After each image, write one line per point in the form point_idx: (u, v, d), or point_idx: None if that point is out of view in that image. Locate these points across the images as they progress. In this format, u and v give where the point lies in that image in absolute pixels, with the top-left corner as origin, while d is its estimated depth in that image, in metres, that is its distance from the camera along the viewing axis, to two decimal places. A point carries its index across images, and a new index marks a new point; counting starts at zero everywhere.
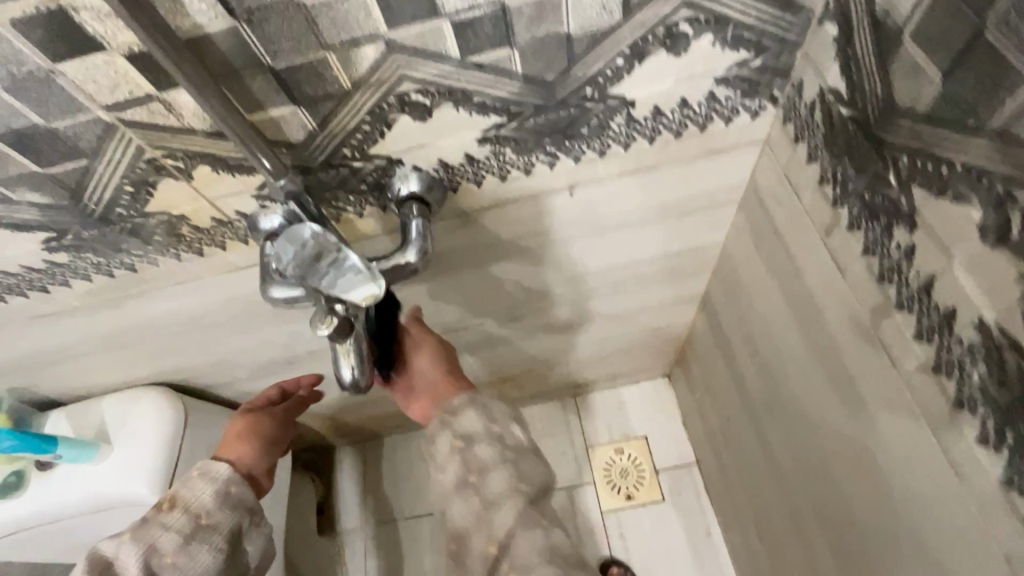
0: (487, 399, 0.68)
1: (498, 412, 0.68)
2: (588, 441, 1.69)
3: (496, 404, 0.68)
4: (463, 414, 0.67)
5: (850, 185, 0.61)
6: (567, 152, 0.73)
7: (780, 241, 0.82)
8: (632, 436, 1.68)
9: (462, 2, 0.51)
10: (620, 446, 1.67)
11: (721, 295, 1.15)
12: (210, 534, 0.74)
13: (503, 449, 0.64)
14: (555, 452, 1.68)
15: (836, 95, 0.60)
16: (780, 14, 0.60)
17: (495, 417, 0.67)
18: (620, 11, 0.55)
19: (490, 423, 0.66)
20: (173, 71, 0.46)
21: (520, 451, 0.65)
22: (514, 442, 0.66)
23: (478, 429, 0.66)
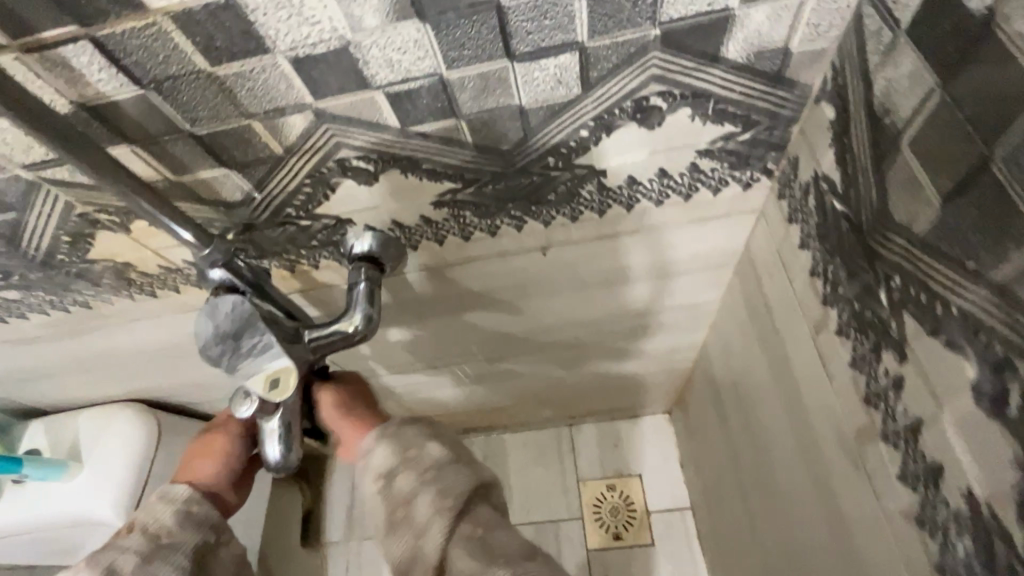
0: (397, 428, 0.56)
1: (410, 435, 0.56)
2: (579, 473, 1.47)
3: (406, 427, 0.56)
4: (377, 451, 0.55)
5: (841, 288, 0.53)
6: (534, 217, 0.67)
7: (773, 320, 0.73)
8: (626, 474, 1.45)
9: (394, 75, 0.46)
10: (612, 484, 1.44)
11: (715, 354, 1.06)
12: (173, 556, 0.52)
13: (420, 470, 0.52)
14: (537, 486, 1.47)
15: (829, 186, 0.52)
16: (770, 90, 0.52)
17: (406, 442, 0.55)
18: (579, 85, 0.49)
19: (403, 450, 0.54)
20: (69, 147, 0.42)
21: (440, 466, 0.53)
22: (432, 457, 0.53)
23: (394, 463, 0.54)
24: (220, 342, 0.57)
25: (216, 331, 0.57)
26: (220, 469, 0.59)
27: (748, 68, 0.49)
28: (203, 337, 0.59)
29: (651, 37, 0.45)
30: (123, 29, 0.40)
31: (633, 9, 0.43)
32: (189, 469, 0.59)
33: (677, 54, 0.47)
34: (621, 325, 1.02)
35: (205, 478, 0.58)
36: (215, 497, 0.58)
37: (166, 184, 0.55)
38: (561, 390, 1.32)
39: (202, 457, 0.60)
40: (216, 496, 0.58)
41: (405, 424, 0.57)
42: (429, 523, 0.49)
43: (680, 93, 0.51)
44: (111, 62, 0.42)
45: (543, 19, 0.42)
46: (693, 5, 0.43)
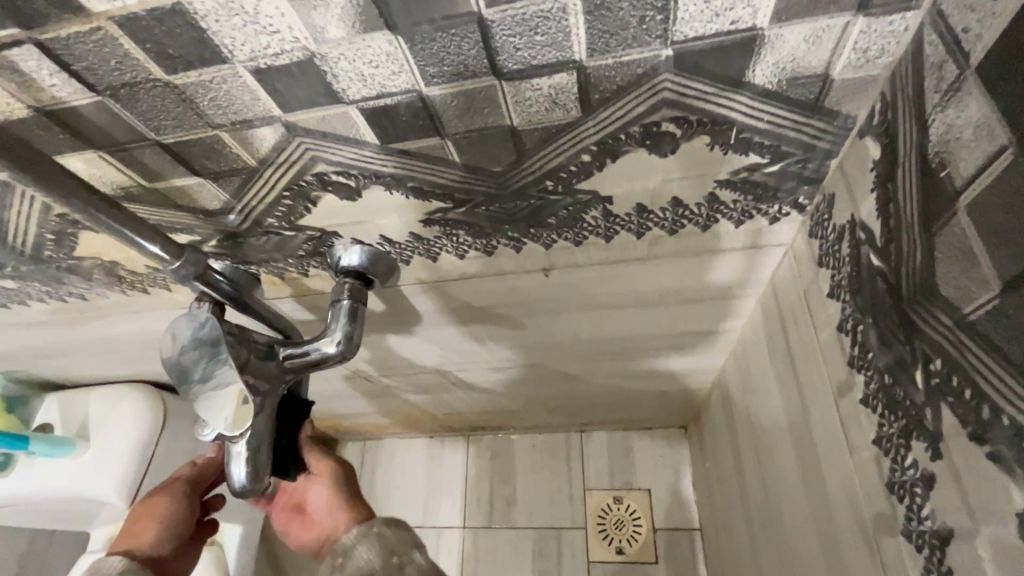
0: (379, 526, 0.55)
1: (392, 538, 0.54)
2: (586, 482, 1.35)
3: (390, 530, 0.55)
4: (359, 554, 0.53)
5: (871, 354, 0.46)
6: (534, 239, 0.62)
7: (794, 367, 0.66)
8: (635, 486, 1.33)
9: (368, 89, 0.41)
10: (620, 496, 1.32)
11: (734, 386, 0.96)
12: None
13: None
14: (540, 492, 1.36)
15: (867, 237, 0.45)
16: (805, 120, 0.44)
17: (390, 547, 0.53)
18: (579, 107, 0.43)
19: (385, 555, 0.53)
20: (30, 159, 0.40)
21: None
22: (418, 566, 0.52)
23: (374, 564, 0.52)
24: (195, 350, 0.54)
25: (194, 339, 0.54)
26: (161, 535, 0.63)
27: (779, 96, 0.42)
28: (178, 345, 0.55)
29: (662, 57, 0.38)
30: (68, 34, 0.36)
31: (640, 26, 0.36)
32: (127, 540, 0.61)
33: (692, 77, 0.40)
34: (633, 352, 0.94)
35: (144, 544, 0.61)
36: (154, 563, 0.61)
37: (141, 189, 0.53)
38: (568, 404, 1.22)
39: (142, 526, 0.63)
40: (156, 561, 0.61)
41: (387, 524, 0.56)
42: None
43: (697, 119, 0.44)
44: (62, 67, 0.39)
45: (533, 34, 0.36)
46: (713, 23, 0.36)
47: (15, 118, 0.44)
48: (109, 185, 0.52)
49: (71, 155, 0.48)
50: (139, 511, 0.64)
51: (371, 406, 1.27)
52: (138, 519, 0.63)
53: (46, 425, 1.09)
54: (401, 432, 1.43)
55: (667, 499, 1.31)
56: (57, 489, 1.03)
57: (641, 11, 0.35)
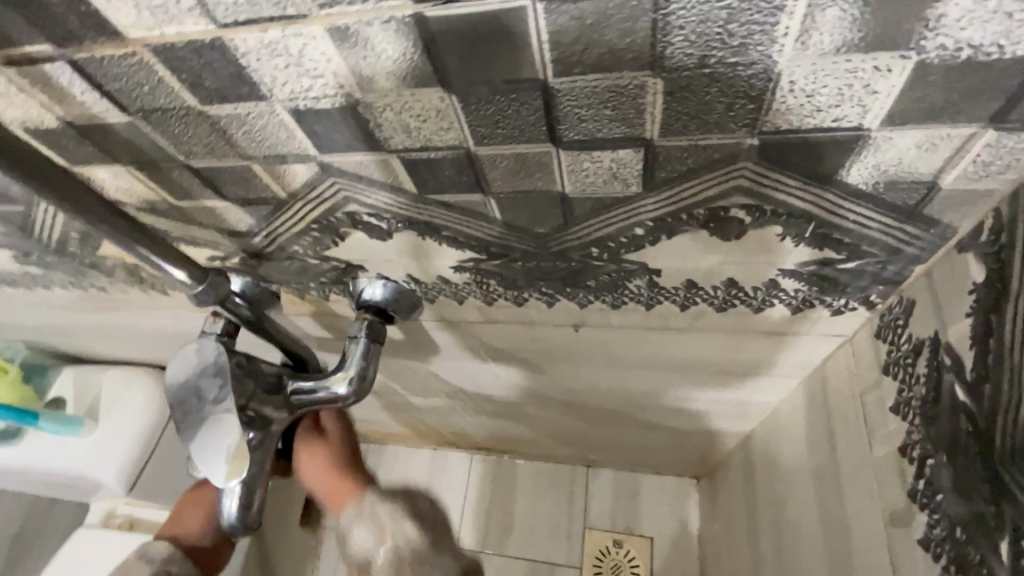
0: (371, 502, 0.48)
1: (384, 514, 0.47)
2: (586, 519, 1.23)
3: (383, 506, 0.47)
4: (353, 533, 0.47)
5: (941, 497, 0.42)
6: (568, 297, 0.57)
7: (837, 472, 0.59)
8: (636, 530, 1.21)
9: (412, 141, 0.37)
10: (620, 539, 1.21)
11: (759, 454, 0.85)
12: None
13: (398, 561, 0.45)
14: (539, 524, 1.25)
15: (953, 364, 0.40)
16: (897, 224, 0.39)
17: (381, 525, 0.46)
18: (640, 183, 0.38)
19: (379, 533, 0.46)
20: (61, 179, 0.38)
21: (422, 554, 0.45)
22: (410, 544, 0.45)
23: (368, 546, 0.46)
24: (215, 379, 0.51)
25: (213, 368, 0.51)
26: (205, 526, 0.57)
27: (873, 198, 0.37)
28: (194, 369, 0.52)
29: (746, 145, 0.34)
30: (102, 56, 0.34)
31: (726, 112, 0.31)
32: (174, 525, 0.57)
33: (776, 168, 0.35)
34: (653, 401, 0.85)
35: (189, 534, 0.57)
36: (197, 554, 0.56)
37: (167, 204, 0.51)
38: (577, 443, 1.15)
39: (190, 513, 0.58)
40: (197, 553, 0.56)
41: (381, 498, 0.48)
42: None
43: (771, 209, 0.39)
44: (93, 85, 0.36)
45: (602, 107, 0.32)
46: (811, 117, 0.31)
47: (46, 128, 0.42)
48: (133, 195, 0.50)
49: (100, 166, 0.46)
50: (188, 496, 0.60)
51: (371, 413, 1.22)
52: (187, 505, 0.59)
53: (58, 399, 1.07)
54: (402, 439, 1.34)
55: (672, 550, 1.19)
56: (61, 466, 1.03)
57: (730, 97, 0.30)
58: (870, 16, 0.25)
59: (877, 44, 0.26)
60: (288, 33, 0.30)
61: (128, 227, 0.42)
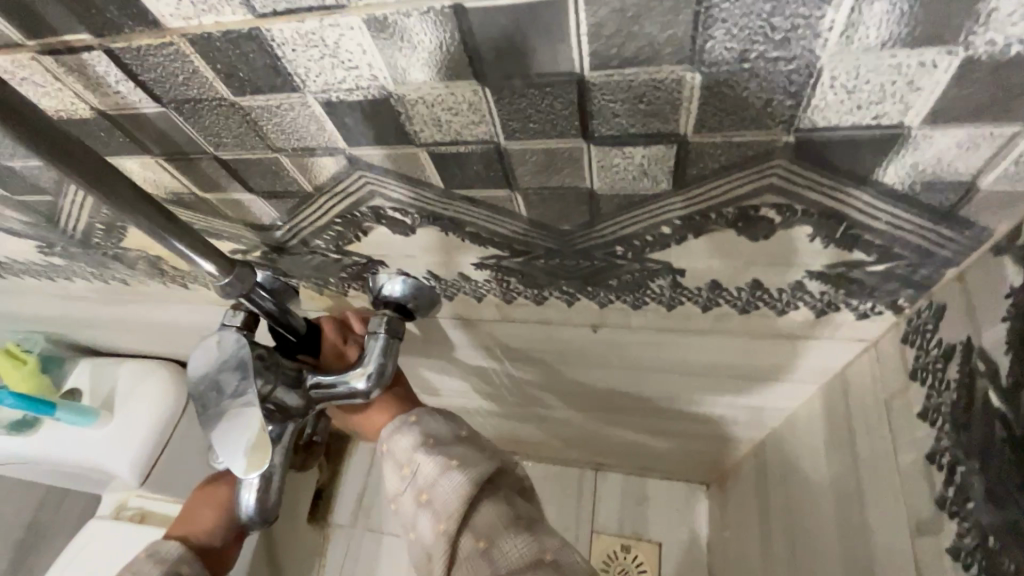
0: (388, 437, 0.52)
1: (400, 450, 0.51)
2: (594, 523, 1.22)
3: (398, 440, 0.51)
4: (385, 471, 0.52)
5: (973, 505, 0.41)
6: (589, 296, 0.57)
7: (858, 479, 0.58)
8: (645, 536, 1.20)
9: (442, 135, 0.37)
10: (628, 545, 1.19)
11: (774, 461, 0.84)
12: None
13: (416, 492, 0.48)
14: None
15: (988, 369, 0.40)
16: (932, 225, 0.38)
17: (400, 460, 0.51)
18: (670, 181, 0.38)
19: (399, 469, 0.50)
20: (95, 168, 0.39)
21: (434, 484, 0.47)
22: (424, 475, 0.48)
23: (395, 485, 0.50)
24: (236, 371, 0.51)
25: (233, 360, 0.51)
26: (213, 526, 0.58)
27: (908, 198, 0.36)
28: (216, 361, 0.52)
29: (781, 143, 0.33)
30: (140, 46, 0.34)
31: (763, 109, 0.31)
32: (184, 525, 0.58)
33: (811, 168, 0.35)
34: (667, 404, 0.84)
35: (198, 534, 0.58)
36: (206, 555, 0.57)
37: (193, 196, 0.51)
38: (588, 446, 1.14)
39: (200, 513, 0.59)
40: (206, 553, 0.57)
41: (395, 435, 0.52)
42: (435, 546, 0.45)
43: (803, 209, 0.39)
44: (129, 75, 0.37)
45: (638, 102, 0.32)
46: (850, 115, 0.31)
47: (80, 118, 0.42)
48: (160, 186, 0.50)
49: (130, 157, 0.46)
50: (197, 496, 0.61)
51: None
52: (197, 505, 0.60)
53: (74, 390, 1.07)
54: None
55: (681, 557, 1.17)
56: (76, 457, 1.04)
57: (769, 93, 0.30)
58: (919, 10, 0.25)
59: (924, 39, 0.26)
60: (326, 24, 0.30)
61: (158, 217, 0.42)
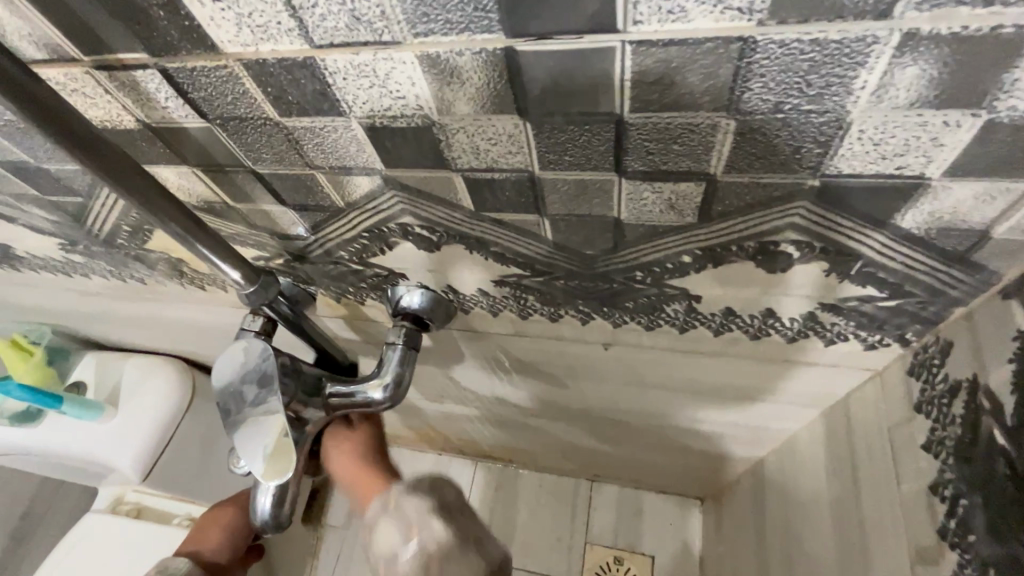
0: (399, 497, 0.46)
1: (411, 509, 0.45)
2: (588, 534, 1.23)
3: (410, 500, 0.46)
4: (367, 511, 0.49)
5: (974, 537, 0.43)
6: (604, 316, 0.58)
7: (858, 505, 0.59)
8: (639, 549, 1.20)
9: (478, 162, 0.39)
10: (621, 557, 1.20)
11: (772, 482, 0.85)
12: None
13: (423, 560, 0.42)
14: (540, 536, 1.24)
15: (993, 407, 0.41)
16: (944, 267, 0.40)
17: (408, 520, 0.45)
18: (695, 215, 0.39)
19: (405, 531, 0.44)
20: (143, 180, 0.40)
21: (449, 550, 0.43)
22: (440, 541, 0.43)
23: (393, 545, 0.44)
24: (259, 380, 0.52)
25: (257, 369, 0.52)
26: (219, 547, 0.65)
27: (923, 242, 0.38)
28: (237, 371, 0.53)
29: (806, 186, 0.35)
30: (194, 66, 0.35)
31: (792, 154, 0.33)
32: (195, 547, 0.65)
33: (832, 210, 0.37)
34: (668, 420, 0.85)
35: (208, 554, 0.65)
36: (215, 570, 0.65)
37: (224, 205, 0.52)
38: (586, 458, 1.15)
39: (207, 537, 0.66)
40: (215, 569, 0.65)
41: (407, 493, 0.47)
42: None
43: (821, 246, 0.40)
44: (179, 92, 0.38)
45: (672, 143, 0.33)
46: (874, 165, 0.32)
47: (123, 129, 0.44)
48: (193, 195, 0.51)
49: (168, 166, 0.47)
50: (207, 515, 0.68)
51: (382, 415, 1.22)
52: (205, 524, 0.67)
53: (79, 382, 1.06)
54: (409, 443, 1.34)
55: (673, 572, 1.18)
56: (78, 450, 1.03)
57: (799, 141, 0.32)
58: (946, 76, 0.26)
59: (950, 102, 0.28)
60: (379, 57, 0.32)
61: (196, 228, 0.44)
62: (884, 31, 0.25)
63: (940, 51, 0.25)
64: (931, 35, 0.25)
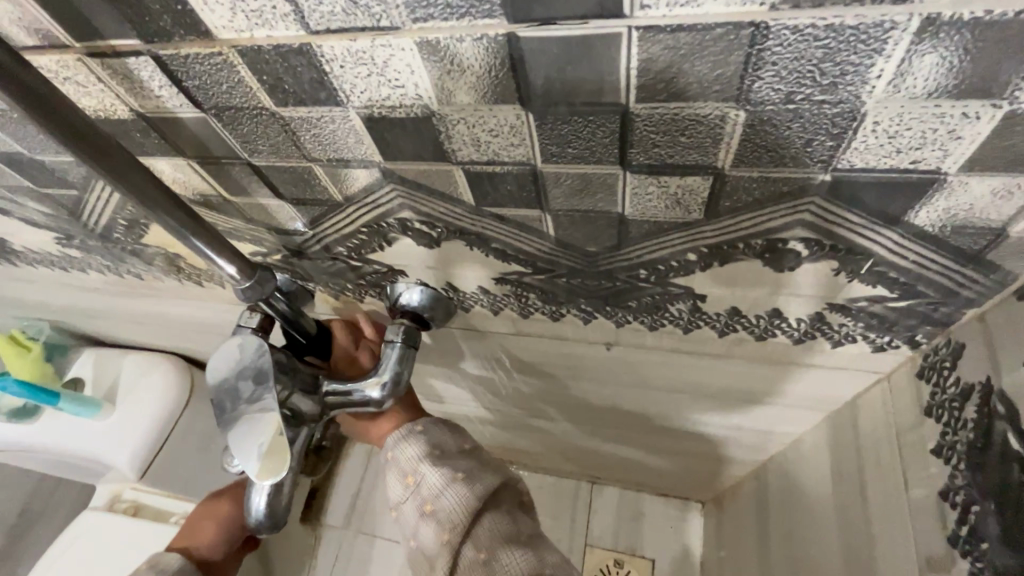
0: (391, 449, 0.53)
1: (404, 460, 0.52)
2: (588, 537, 1.22)
3: (401, 449, 0.52)
4: (384, 480, 0.53)
5: (986, 546, 0.42)
6: (606, 315, 0.57)
7: (865, 510, 0.58)
8: (639, 552, 1.19)
9: (479, 154, 0.38)
10: (622, 560, 1.19)
11: (777, 486, 0.84)
12: None
13: (419, 502, 0.49)
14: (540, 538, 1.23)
15: (1007, 412, 0.40)
16: (958, 267, 0.39)
17: (403, 469, 0.51)
18: (702, 211, 0.38)
19: (402, 479, 0.51)
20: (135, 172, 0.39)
21: (438, 492, 0.48)
22: (429, 484, 0.49)
23: (398, 493, 0.51)
24: (256, 378, 0.51)
25: (253, 367, 0.51)
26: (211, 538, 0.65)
27: (937, 241, 0.37)
28: (235, 368, 0.52)
29: (817, 180, 0.34)
30: (188, 53, 0.34)
31: (804, 147, 0.32)
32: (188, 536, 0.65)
33: (843, 207, 0.35)
34: (670, 422, 0.84)
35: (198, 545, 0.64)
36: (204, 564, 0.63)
37: (220, 199, 0.51)
38: (587, 460, 1.14)
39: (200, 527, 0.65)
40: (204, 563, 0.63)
41: (397, 445, 0.53)
42: (438, 554, 0.46)
43: (831, 245, 0.39)
44: (172, 81, 0.37)
45: (679, 135, 0.32)
46: (889, 158, 0.31)
47: (117, 119, 0.43)
48: (189, 189, 0.50)
49: (163, 158, 0.47)
50: (200, 509, 0.67)
51: None
52: (199, 518, 0.66)
53: (77, 379, 1.05)
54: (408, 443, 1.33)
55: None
56: (75, 447, 1.02)
57: (811, 133, 0.31)
58: (967, 65, 0.25)
59: (969, 92, 0.27)
60: (377, 44, 0.31)
61: (190, 221, 0.43)
62: (903, 16, 0.24)
63: (961, 37, 0.24)
64: (952, 20, 0.24)
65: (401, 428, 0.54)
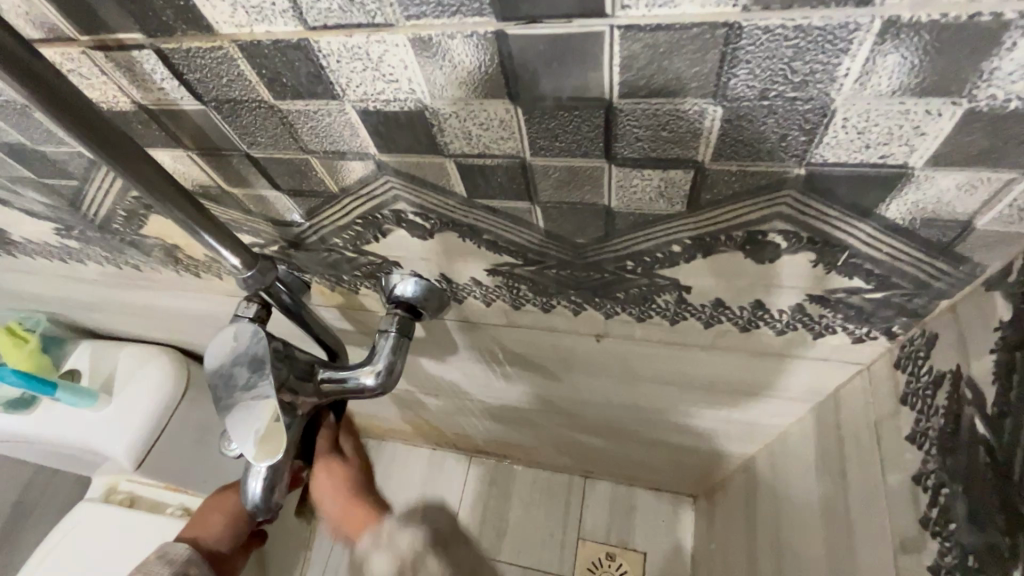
0: (394, 530, 0.49)
1: (406, 542, 0.48)
2: (581, 530, 1.23)
3: (405, 533, 0.49)
4: (371, 562, 0.48)
5: (955, 527, 0.43)
6: (596, 307, 0.59)
7: (846, 499, 0.60)
8: (630, 545, 1.21)
9: (470, 147, 0.39)
10: (614, 553, 1.20)
11: (764, 478, 0.85)
12: None
13: None
14: (532, 531, 1.25)
15: (975, 398, 0.42)
16: (928, 259, 0.41)
17: (402, 551, 0.47)
18: (685, 203, 0.40)
19: (397, 563, 0.46)
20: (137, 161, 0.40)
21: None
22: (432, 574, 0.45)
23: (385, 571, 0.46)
24: (251, 365, 0.52)
25: (248, 355, 0.52)
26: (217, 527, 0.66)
27: (908, 232, 0.38)
28: (231, 357, 0.53)
29: (792, 174, 0.35)
30: (190, 47, 0.36)
31: (779, 142, 0.33)
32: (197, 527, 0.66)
33: (819, 200, 0.37)
34: (661, 414, 0.85)
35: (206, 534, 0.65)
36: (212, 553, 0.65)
37: (220, 190, 0.52)
38: (580, 453, 1.15)
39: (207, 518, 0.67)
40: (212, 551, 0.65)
41: (402, 526, 0.50)
42: None
43: (808, 237, 0.41)
44: (174, 74, 0.38)
45: (660, 129, 0.34)
46: (859, 153, 0.33)
47: (119, 110, 0.44)
48: (189, 180, 0.52)
49: (164, 149, 0.48)
50: (213, 501, 0.68)
51: (375, 407, 1.22)
52: (210, 510, 0.67)
53: (73, 370, 1.06)
54: (403, 436, 1.34)
55: (665, 568, 1.18)
56: (71, 438, 1.03)
57: (785, 129, 0.32)
58: (926, 65, 0.27)
59: (930, 90, 0.28)
60: (372, 40, 0.32)
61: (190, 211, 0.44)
62: (865, 18, 0.26)
63: (920, 38, 0.26)
64: (911, 22, 0.25)
65: (404, 513, 0.51)
